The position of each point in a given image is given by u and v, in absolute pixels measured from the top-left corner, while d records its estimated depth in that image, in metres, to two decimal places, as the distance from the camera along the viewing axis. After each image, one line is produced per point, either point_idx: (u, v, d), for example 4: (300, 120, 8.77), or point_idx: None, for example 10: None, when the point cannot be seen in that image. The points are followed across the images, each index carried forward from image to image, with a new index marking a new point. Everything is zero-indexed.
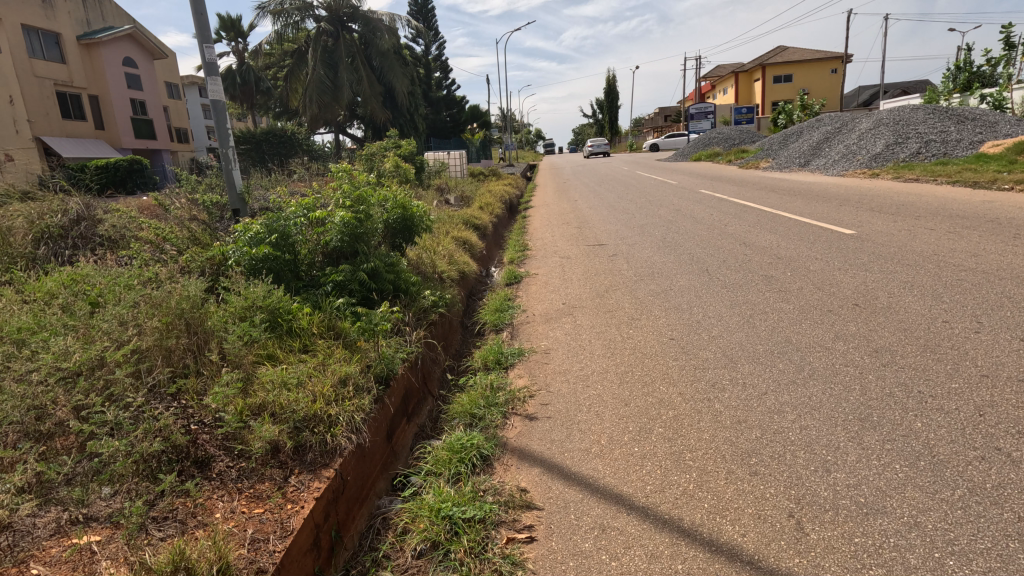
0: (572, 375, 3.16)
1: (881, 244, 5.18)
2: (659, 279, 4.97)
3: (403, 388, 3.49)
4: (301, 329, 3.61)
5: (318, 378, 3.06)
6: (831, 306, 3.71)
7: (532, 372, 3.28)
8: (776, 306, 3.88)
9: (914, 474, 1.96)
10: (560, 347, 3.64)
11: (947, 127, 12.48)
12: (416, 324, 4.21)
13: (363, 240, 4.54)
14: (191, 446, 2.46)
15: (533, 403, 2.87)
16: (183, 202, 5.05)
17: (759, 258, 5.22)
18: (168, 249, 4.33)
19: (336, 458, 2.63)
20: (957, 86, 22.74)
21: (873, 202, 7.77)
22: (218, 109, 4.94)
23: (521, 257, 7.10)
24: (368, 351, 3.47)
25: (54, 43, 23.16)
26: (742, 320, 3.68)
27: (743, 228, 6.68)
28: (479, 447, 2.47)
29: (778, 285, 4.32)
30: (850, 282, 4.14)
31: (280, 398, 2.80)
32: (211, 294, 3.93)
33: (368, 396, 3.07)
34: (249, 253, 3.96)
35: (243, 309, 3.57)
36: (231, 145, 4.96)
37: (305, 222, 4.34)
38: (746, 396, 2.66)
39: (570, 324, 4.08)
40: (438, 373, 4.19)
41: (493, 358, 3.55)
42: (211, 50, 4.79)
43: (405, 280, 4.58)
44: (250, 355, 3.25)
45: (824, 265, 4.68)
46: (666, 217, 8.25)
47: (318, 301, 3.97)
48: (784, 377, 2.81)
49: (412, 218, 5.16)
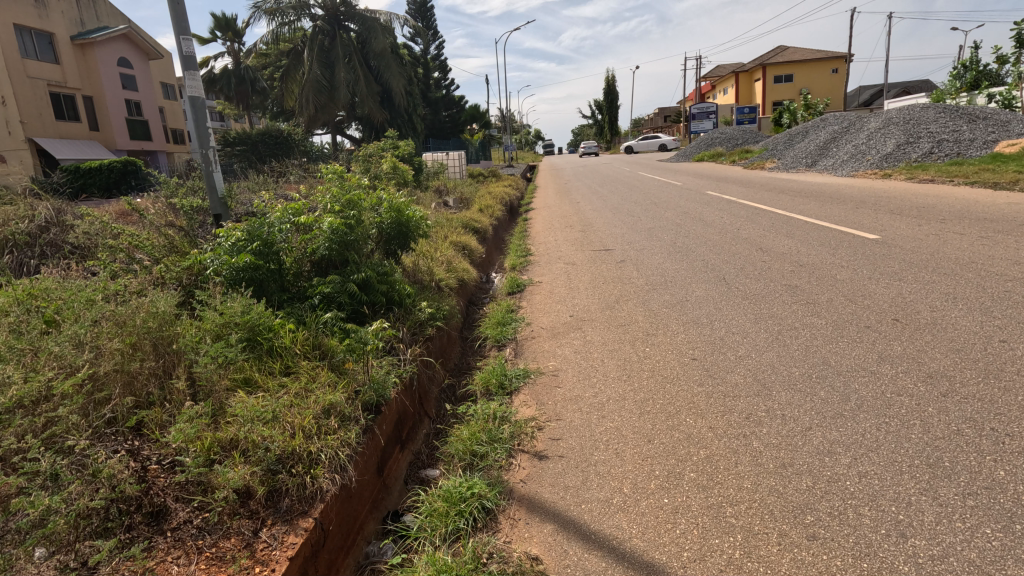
0: (585, 403, 2.80)
1: (911, 250, 4.83)
2: (672, 289, 4.62)
3: (396, 414, 3.16)
4: (283, 348, 3.26)
5: (298, 409, 2.71)
6: (868, 321, 3.37)
7: (540, 400, 2.92)
8: (806, 321, 3.53)
9: (1012, 543, 1.61)
10: (570, 368, 3.29)
11: (959, 127, 12.13)
12: (411, 340, 3.86)
13: (354, 248, 4.18)
14: (145, 494, 2.13)
15: (541, 438, 2.52)
16: (159, 208, 4.70)
17: (779, 265, 4.87)
18: (141, 260, 3.99)
19: (316, 505, 2.29)
20: (963, 85, 22.41)
21: (892, 204, 7.43)
22: (197, 106, 4.58)
23: (523, 263, 6.73)
24: (355, 374, 3.12)
25: (46, 43, 22.79)
26: (771, 338, 3.33)
27: (758, 232, 6.34)
28: (481, 497, 2.12)
29: (804, 296, 3.97)
30: (884, 293, 3.79)
31: (252, 434, 2.45)
32: (184, 309, 3.59)
33: (354, 428, 2.72)
34: (228, 263, 3.61)
35: (219, 327, 3.23)
36: (211, 145, 4.60)
37: (290, 229, 3.99)
38: (788, 433, 2.31)
39: (579, 341, 3.73)
40: (434, 392, 3.86)
41: (495, 382, 3.21)
42: (188, 42, 4.44)
43: (399, 291, 4.23)
44: (224, 380, 2.91)
45: (851, 274, 4.33)
46: (675, 220, 7.90)
47: (303, 316, 3.62)
48: (829, 408, 2.46)
49: (408, 223, 4.78)
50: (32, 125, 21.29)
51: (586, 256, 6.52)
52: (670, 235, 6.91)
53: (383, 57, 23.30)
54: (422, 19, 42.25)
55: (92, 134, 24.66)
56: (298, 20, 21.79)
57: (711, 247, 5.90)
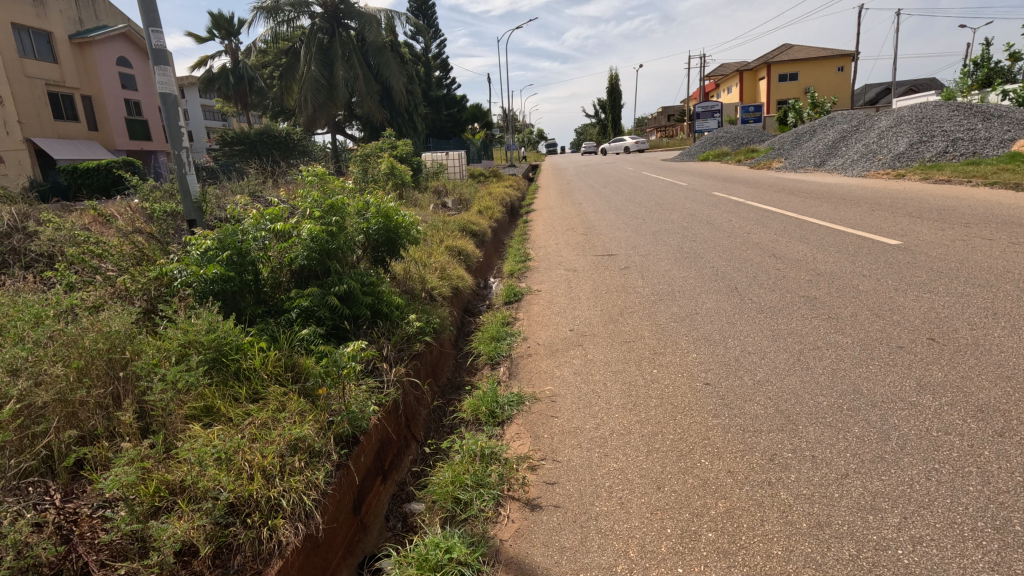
0: (585, 438, 2.48)
1: (937, 257, 4.51)
2: (679, 300, 4.30)
3: (377, 441, 2.86)
4: (251, 370, 2.94)
5: (261, 445, 2.40)
6: (900, 341, 3.03)
7: (534, 433, 2.60)
8: (830, 339, 3.19)
9: None
10: (569, 393, 2.96)
11: (975, 125, 11.74)
12: (396, 358, 3.54)
13: (336, 257, 3.86)
14: (65, 558, 1.83)
15: (534, 483, 2.20)
16: (129, 214, 4.37)
17: (795, 274, 4.53)
18: (104, 270, 3.67)
19: (272, 564, 1.99)
20: (974, 82, 21.97)
21: (909, 206, 7.09)
22: (168, 103, 4.22)
23: (522, 269, 6.40)
24: (328, 403, 2.79)
25: (45, 42, 22.52)
26: (793, 359, 2.99)
27: (769, 236, 6.00)
28: (460, 563, 1.80)
29: (824, 310, 3.64)
30: (913, 307, 3.47)
31: (202, 477, 2.15)
32: (147, 324, 3.29)
33: (323, 467, 2.41)
34: (196, 274, 3.27)
35: (181, 347, 2.92)
36: (185, 146, 4.25)
37: (267, 237, 3.65)
38: (821, 481, 1.98)
39: (580, 359, 3.42)
40: (423, 414, 3.55)
41: (485, 411, 2.88)
42: (158, 35, 4.12)
43: (386, 303, 3.90)
44: (181, 410, 2.61)
45: (875, 285, 4.00)
46: (681, 223, 7.58)
47: (277, 333, 3.31)
48: (867, 450, 2.13)
49: (397, 228, 4.43)
50: (30, 124, 21.07)
51: (588, 262, 6.22)
52: (676, 239, 6.56)
53: (383, 55, 22.98)
54: (422, 16, 41.86)
55: (91, 134, 24.44)
56: (298, 18, 21.50)
57: (720, 253, 5.58)
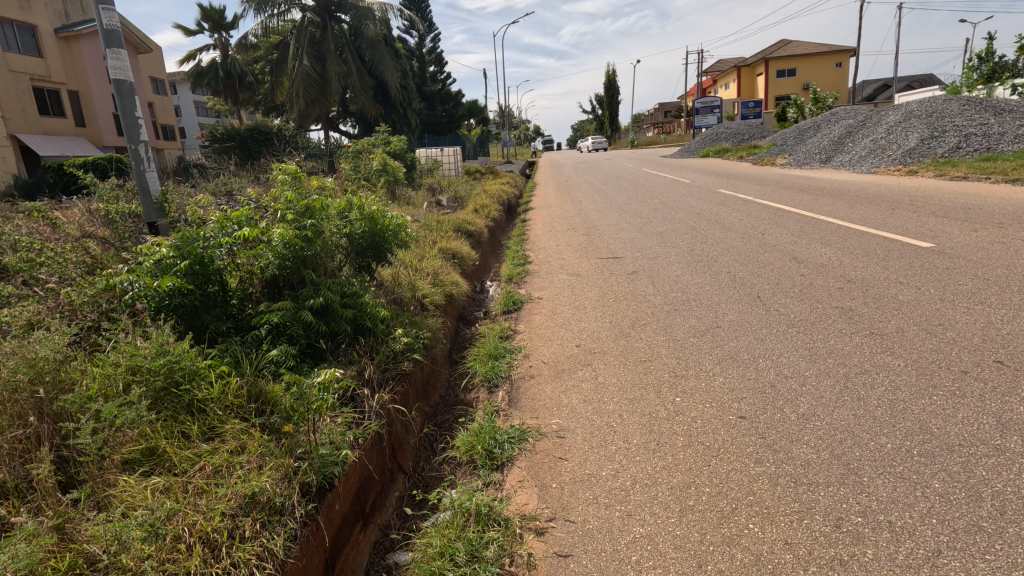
0: (604, 490, 2.06)
1: (979, 262, 4.11)
2: (696, 311, 3.87)
3: (354, 483, 2.43)
4: (206, 401, 2.50)
5: (209, 501, 1.98)
6: (962, 365, 2.61)
7: (540, 481, 2.18)
8: (878, 361, 2.76)
9: None
10: (580, 427, 2.52)
11: (989, 119, 11.33)
12: (381, 381, 3.10)
13: (312, 266, 3.41)
14: None
15: (541, 558, 1.80)
16: (83, 219, 3.91)
17: (823, 281, 4.11)
18: (48, 281, 3.24)
19: None
20: (979, 77, 21.59)
21: (932, 204, 6.68)
22: (124, 91, 3.74)
23: (521, 273, 5.95)
24: (297, 441, 2.37)
25: (29, 36, 21.76)
26: (839, 387, 2.57)
27: (787, 238, 5.57)
28: None
29: (864, 324, 3.22)
30: (968, 322, 3.05)
31: (124, 555, 1.72)
32: (90, 343, 2.85)
33: (285, 528, 1.98)
34: (148, 287, 2.82)
35: (122, 374, 2.48)
36: (143, 139, 3.77)
37: (233, 243, 3.20)
38: (906, 562, 1.57)
39: (590, 383, 2.99)
40: (411, 443, 3.12)
41: (482, 451, 2.46)
42: (109, 14, 3.67)
43: (370, 316, 3.45)
44: (116, 456, 2.18)
45: (916, 294, 3.59)
46: (688, 223, 7.16)
47: (241, 354, 2.87)
48: (958, 518, 1.70)
49: (383, 230, 3.94)
50: (15, 121, 20.48)
51: (592, 265, 5.80)
52: (686, 241, 6.12)
53: (376, 49, 22.44)
54: (415, 9, 41.09)
55: (78, 130, 23.89)
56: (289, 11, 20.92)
57: (736, 256, 5.17)
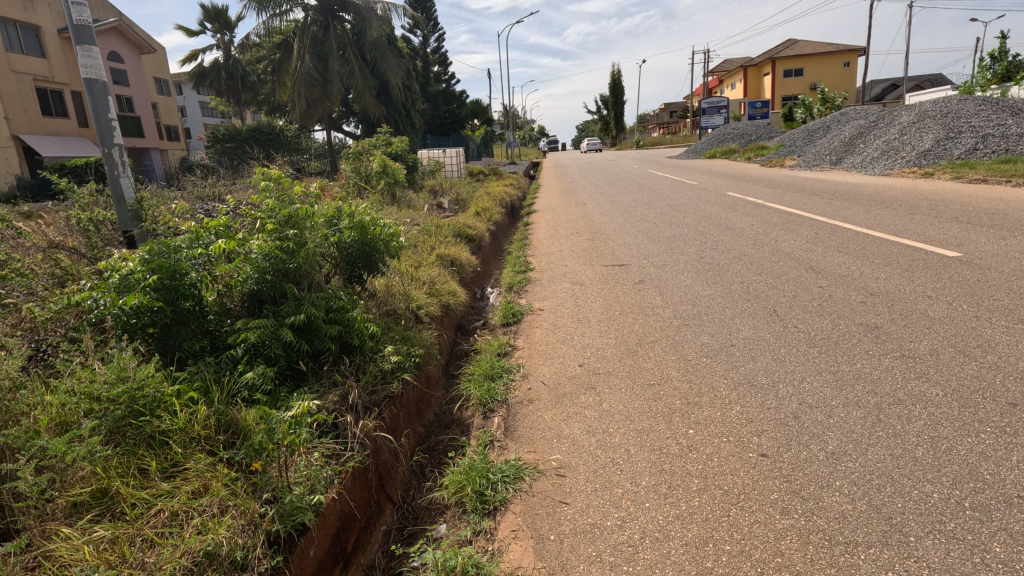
0: (608, 544, 1.81)
1: (1011, 273, 3.84)
2: (708, 326, 3.60)
3: (332, 524, 2.19)
4: (169, 433, 2.25)
5: (159, 557, 1.74)
6: (1009, 396, 2.34)
7: (536, 533, 1.93)
8: (913, 390, 2.49)
9: None
10: (584, 465, 2.27)
11: (1006, 119, 11.00)
12: (368, 405, 2.85)
13: (296, 278, 3.15)
14: None
15: None
16: (56, 228, 3.68)
17: (843, 294, 3.83)
18: (13, 295, 3.02)
19: None
20: (992, 77, 21.14)
21: (953, 209, 6.39)
22: (96, 91, 3.51)
23: (522, 281, 5.70)
24: (267, 479, 2.13)
25: (33, 36, 21.68)
26: (872, 420, 2.30)
27: (802, 245, 5.30)
28: None
29: (893, 345, 2.95)
30: (1010, 345, 2.78)
31: None
32: (48, 367, 2.61)
33: None
34: (113, 304, 2.59)
35: (77, 402, 2.24)
36: (117, 142, 3.53)
37: (209, 255, 2.95)
38: None
39: (594, 411, 2.72)
40: (401, 471, 2.88)
41: (473, 492, 2.22)
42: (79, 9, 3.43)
43: (357, 332, 3.19)
44: (61, 500, 1.94)
45: (948, 310, 3.31)
46: (697, 228, 6.89)
47: (213, 378, 2.62)
48: None
49: (373, 239, 3.67)
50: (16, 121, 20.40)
51: (597, 273, 5.55)
52: (695, 248, 5.85)
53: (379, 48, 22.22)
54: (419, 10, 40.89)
55: (81, 131, 23.82)
56: (291, 10, 20.72)
57: (748, 265, 4.91)
